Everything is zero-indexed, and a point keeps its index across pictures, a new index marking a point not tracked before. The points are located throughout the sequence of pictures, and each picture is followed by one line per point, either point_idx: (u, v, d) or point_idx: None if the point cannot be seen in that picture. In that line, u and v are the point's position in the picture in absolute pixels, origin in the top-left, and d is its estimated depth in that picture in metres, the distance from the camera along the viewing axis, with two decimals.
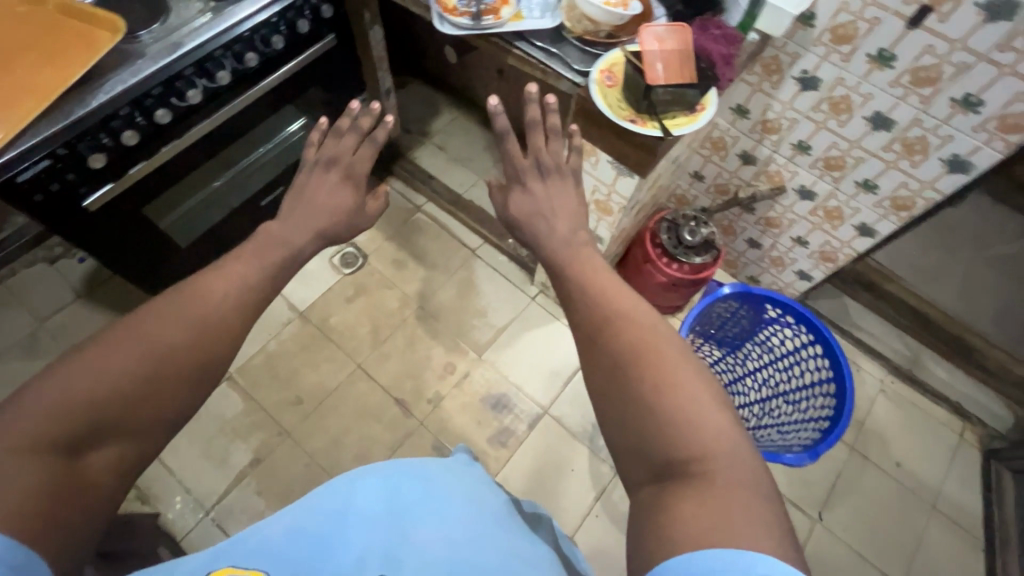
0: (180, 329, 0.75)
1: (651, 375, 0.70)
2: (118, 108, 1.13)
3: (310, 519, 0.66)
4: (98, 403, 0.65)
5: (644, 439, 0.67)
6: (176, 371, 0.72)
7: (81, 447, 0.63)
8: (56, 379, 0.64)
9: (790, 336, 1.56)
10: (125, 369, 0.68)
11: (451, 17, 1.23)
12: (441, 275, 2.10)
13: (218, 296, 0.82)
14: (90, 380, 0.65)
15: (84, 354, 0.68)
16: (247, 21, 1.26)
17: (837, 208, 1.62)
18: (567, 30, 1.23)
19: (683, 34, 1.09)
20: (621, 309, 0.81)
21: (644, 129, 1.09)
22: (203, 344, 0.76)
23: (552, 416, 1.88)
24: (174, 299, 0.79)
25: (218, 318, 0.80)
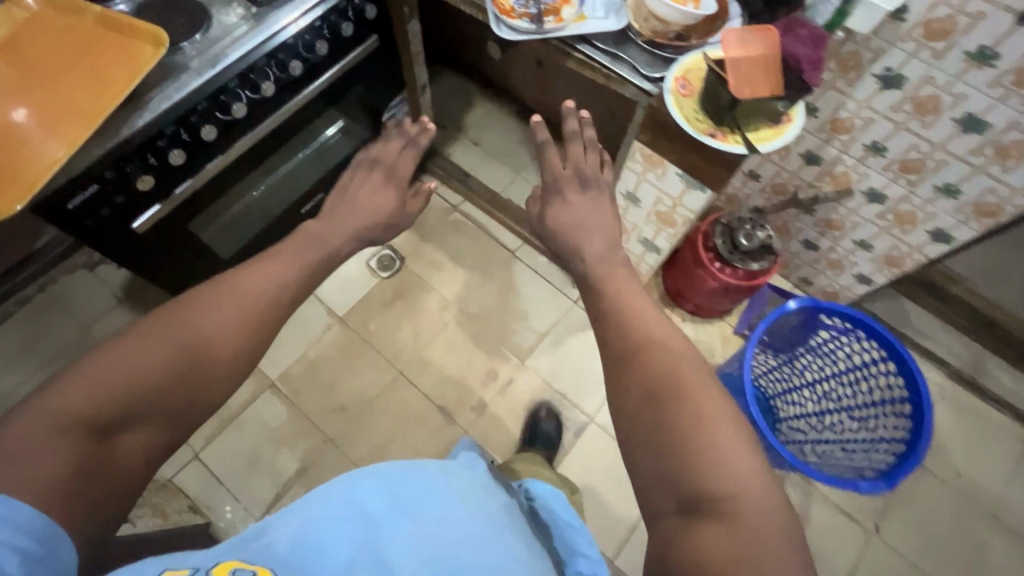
0: (208, 328, 0.80)
1: (681, 401, 0.73)
2: (164, 126, 1.08)
3: (313, 506, 0.65)
4: (126, 393, 0.69)
5: (666, 467, 0.69)
6: (201, 365, 0.77)
7: (109, 433, 0.68)
8: (99, 364, 0.69)
9: (856, 349, 1.45)
10: (154, 360, 0.73)
11: (509, 19, 1.14)
12: (481, 277, 2.04)
13: (243, 296, 0.87)
14: (129, 367, 0.70)
15: (116, 345, 0.72)
16: (290, 27, 1.20)
17: (910, 212, 1.51)
18: (632, 31, 1.14)
19: (769, 38, 0.99)
20: (649, 333, 0.84)
21: (726, 145, 1.01)
22: (228, 339, 0.82)
23: (598, 425, 1.84)
24: (203, 295, 0.84)
25: (244, 317, 0.85)
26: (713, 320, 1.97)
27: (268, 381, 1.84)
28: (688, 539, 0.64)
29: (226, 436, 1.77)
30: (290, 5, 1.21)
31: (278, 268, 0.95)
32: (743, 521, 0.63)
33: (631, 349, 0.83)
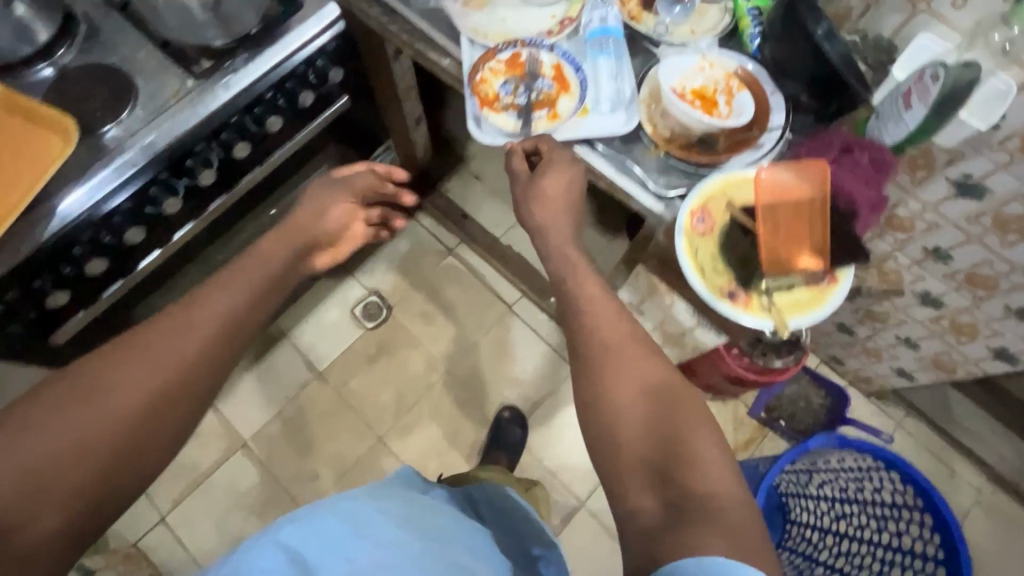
0: (116, 380, 0.69)
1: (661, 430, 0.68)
2: (75, 237, 0.93)
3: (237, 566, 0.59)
4: (57, 460, 0.63)
5: (661, 489, 0.64)
6: (110, 429, 0.66)
7: (34, 513, 0.61)
8: (22, 437, 0.63)
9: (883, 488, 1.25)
10: (54, 435, 0.63)
11: (492, 114, 0.93)
12: (473, 334, 1.87)
13: (171, 342, 0.73)
14: (59, 431, 0.64)
15: (15, 423, 0.64)
16: (234, 105, 1.01)
17: (970, 324, 1.28)
18: (646, 145, 0.92)
19: (817, 180, 0.77)
20: (633, 343, 0.76)
21: (741, 312, 0.80)
22: (145, 392, 0.69)
23: (588, 511, 1.69)
24: (124, 342, 0.72)
25: (167, 361, 0.72)
26: (723, 398, 1.76)
27: (241, 441, 1.74)
28: (684, 548, 0.58)
29: (194, 499, 1.68)
30: (232, 75, 1.00)
31: (222, 291, 0.81)
32: (725, 522, 0.60)
33: (614, 342, 0.76)
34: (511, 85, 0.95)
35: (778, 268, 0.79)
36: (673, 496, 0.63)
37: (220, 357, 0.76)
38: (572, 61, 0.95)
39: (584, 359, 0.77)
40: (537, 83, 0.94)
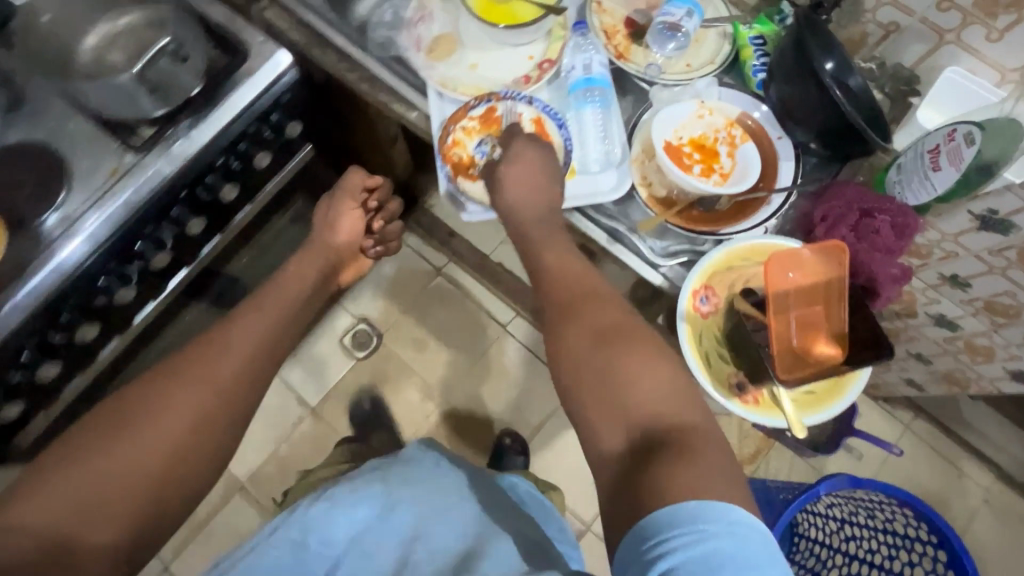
0: (168, 412, 0.67)
1: (616, 364, 0.61)
2: (20, 350, 0.86)
3: (299, 547, 0.73)
4: (108, 491, 0.61)
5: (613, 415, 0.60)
6: (172, 442, 0.66)
7: (76, 543, 0.58)
8: (74, 470, 0.61)
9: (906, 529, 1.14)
10: (125, 449, 0.63)
11: (467, 182, 0.83)
12: (468, 358, 1.81)
13: (218, 364, 0.74)
14: (125, 461, 0.63)
15: (78, 445, 0.63)
16: (183, 180, 0.90)
17: (986, 346, 1.21)
18: (641, 219, 0.82)
19: (840, 261, 0.70)
20: (576, 287, 0.69)
21: (752, 412, 0.73)
22: (203, 407, 0.69)
23: (595, 533, 1.68)
24: (177, 361, 0.73)
25: (215, 374, 0.73)
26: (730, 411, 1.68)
27: (238, 483, 1.71)
28: (649, 483, 0.53)
29: (197, 544, 1.67)
30: (176, 145, 0.87)
31: (266, 314, 0.85)
32: (696, 453, 0.55)
33: (575, 291, 0.69)
34: (488, 146, 0.85)
35: (795, 364, 0.71)
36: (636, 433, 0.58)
37: (257, 374, 0.77)
38: (553, 115, 0.84)
39: (544, 306, 0.70)
40: None
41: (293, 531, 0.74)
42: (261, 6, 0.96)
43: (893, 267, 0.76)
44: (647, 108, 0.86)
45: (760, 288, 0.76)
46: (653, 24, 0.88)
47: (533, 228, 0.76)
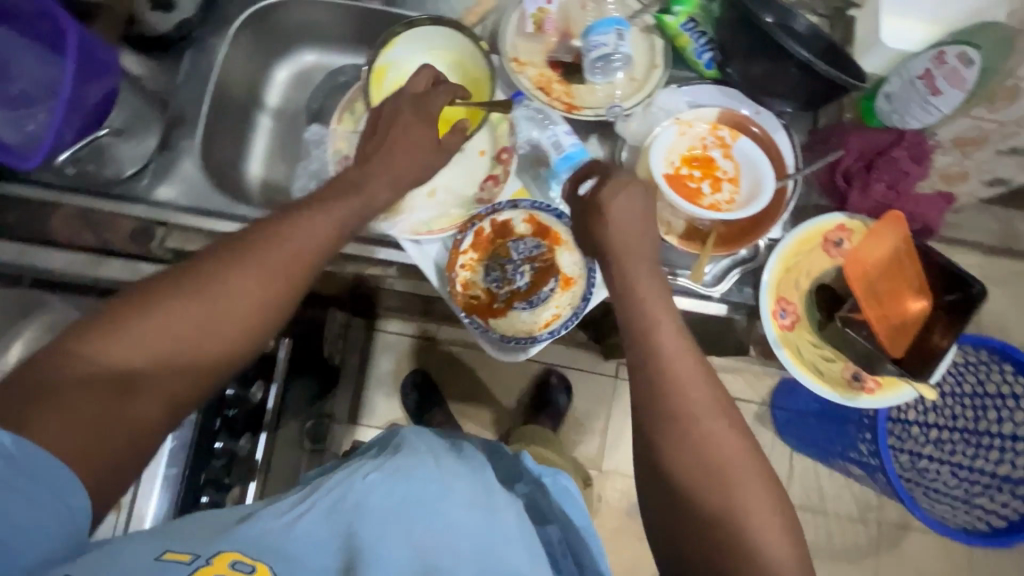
0: (245, 287, 0.55)
1: (712, 487, 0.53)
2: None
3: (325, 510, 0.52)
4: (164, 343, 0.52)
5: (678, 536, 0.54)
6: (234, 316, 0.55)
7: (131, 384, 0.50)
8: (138, 320, 0.51)
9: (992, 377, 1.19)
10: (183, 314, 0.53)
11: (494, 320, 0.74)
12: (505, 407, 1.60)
13: (287, 246, 0.58)
14: (192, 316, 0.53)
15: (146, 294, 0.53)
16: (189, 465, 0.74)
17: None
18: (687, 270, 0.75)
19: (894, 228, 0.68)
20: (680, 384, 0.56)
21: (876, 398, 0.72)
22: (272, 286, 0.57)
23: None
24: (247, 239, 0.58)
25: (293, 267, 0.58)
26: None
27: None
28: None
29: None
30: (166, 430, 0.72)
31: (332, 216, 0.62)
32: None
33: (656, 332, 0.59)
34: (494, 272, 0.76)
35: (895, 334, 0.70)
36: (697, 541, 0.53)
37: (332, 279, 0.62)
38: (545, 206, 0.76)
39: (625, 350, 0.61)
40: (522, 253, 0.76)
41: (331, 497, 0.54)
42: (157, 238, 0.79)
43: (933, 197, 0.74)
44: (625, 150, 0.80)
45: (823, 278, 0.75)
46: (585, 59, 0.79)
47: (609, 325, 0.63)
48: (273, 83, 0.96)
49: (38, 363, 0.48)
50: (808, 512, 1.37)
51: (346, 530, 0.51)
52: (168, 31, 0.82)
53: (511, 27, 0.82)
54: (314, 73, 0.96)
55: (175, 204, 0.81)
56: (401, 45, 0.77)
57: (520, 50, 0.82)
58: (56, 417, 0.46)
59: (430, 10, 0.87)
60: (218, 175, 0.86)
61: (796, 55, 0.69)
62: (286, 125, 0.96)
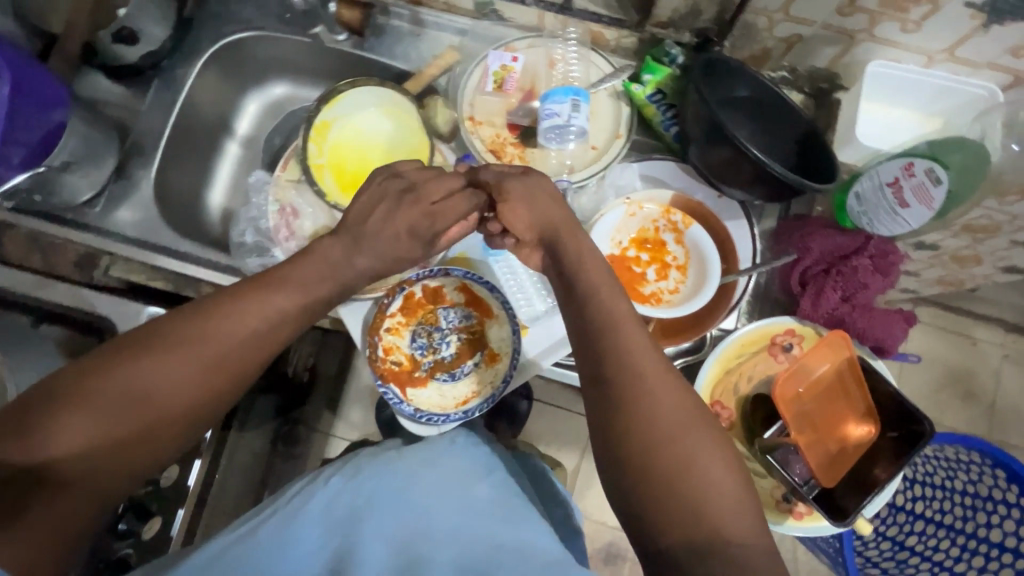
0: (192, 374, 0.52)
1: (665, 451, 0.48)
2: None
3: (293, 520, 0.57)
4: (101, 434, 0.49)
5: (639, 504, 0.48)
6: (164, 410, 0.51)
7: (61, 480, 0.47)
8: (76, 410, 0.48)
9: (983, 480, 1.00)
10: (110, 409, 0.49)
11: (414, 391, 0.72)
12: None
13: (238, 313, 0.55)
14: (135, 401, 0.50)
15: (85, 384, 0.49)
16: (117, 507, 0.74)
17: (972, 255, 1.14)
18: None
19: (835, 345, 0.64)
20: (630, 359, 0.52)
21: (803, 524, 0.67)
22: (218, 371, 0.53)
23: None
24: (191, 315, 0.54)
25: (246, 335, 0.55)
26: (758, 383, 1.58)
27: None
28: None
29: None
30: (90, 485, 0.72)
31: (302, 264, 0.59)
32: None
33: (613, 310, 0.55)
34: (421, 338, 0.74)
35: (832, 462, 0.64)
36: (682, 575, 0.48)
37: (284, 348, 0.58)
38: (478, 277, 0.74)
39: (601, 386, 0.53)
40: (451, 322, 0.74)
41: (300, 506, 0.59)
42: (103, 266, 0.81)
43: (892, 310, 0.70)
44: None
45: (765, 382, 0.70)
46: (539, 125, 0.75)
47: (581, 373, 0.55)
48: (243, 114, 0.95)
49: None
50: None
51: (340, 529, 0.57)
52: (137, 61, 0.82)
53: (471, 84, 0.79)
54: (285, 104, 0.96)
55: (122, 235, 0.82)
56: (349, 102, 0.75)
57: (477, 109, 0.78)
58: None
59: (397, 57, 0.85)
60: (173, 206, 0.87)
61: (747, 149, 0.64)
62: (253, 154, 0.96)
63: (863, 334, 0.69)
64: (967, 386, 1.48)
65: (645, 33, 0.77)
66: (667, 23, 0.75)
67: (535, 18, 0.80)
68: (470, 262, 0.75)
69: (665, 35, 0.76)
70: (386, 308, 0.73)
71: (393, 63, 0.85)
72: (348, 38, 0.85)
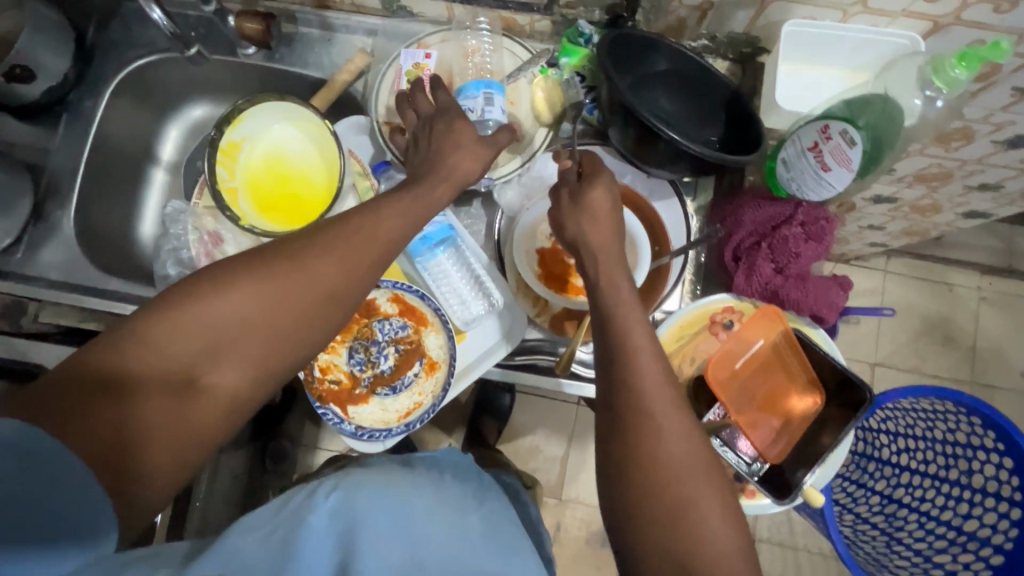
0: (315, 282, 0.51)
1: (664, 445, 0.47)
2: None
3: (294, 531, 0.49)
4: (222, 337, 0.48)
5: (624, 482, 0.48)
6: (292, 317, 0.51)
7: (189, 378, 0.47)
8: (210, 309, 0.48)
9: (961, 428, 0.95)
10: (245, 302, 0.49)
11: (355, 409, 0.70)
12: None
13: (334, 248, 0.52)
14: (253, 309, 0.49)
15: (223, 280, 0.49)
16: None
17: (931, 204, 1.11)
18: (556, 358, 0.71)
19: (775, 322, 0.64)
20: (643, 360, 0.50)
21: (756, 503, 0.67)
22: (333, 283, 0.52)
23: None
24: (314, 234, 0.54)
25: (355, 259, 0.53)
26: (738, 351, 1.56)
27: None
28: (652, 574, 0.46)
29: None
30: None
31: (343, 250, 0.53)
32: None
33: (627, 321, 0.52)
34: (359, 353, 0.72)
35: (773, 436, 0.64)
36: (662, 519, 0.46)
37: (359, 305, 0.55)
38: (409, 287, 0.72)
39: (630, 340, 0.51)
40: (387, 334, 0.72)
41: (300, 517, 0.50)
42: (31, 313, 0.78)
43: (826, 277, 0.68)
44: (500, 220, 0.75)
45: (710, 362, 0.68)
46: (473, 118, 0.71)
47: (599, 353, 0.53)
48: (165, 140, 0.92)
49: (102, 347, 0.46)
50: (773, 546, 1.28)
51: (341, 540, 0.49)
52: (40, 97, 0.79)
53: (385, 87, 0.76)
54: (207, 124, 0.93)
55: (49, 279, 0.79)
56: (256, 119, 0.74)
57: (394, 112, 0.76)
58: (102, 410, 0.44)
59: (310, 65, 0.82)
60: (100, 244, 0.84)
61: (660, 130, 0.62)
62: (179, 180, 0.93)
63: (800, 305, 0.67)
64: (946, 331, 1.45)
65: (556, 15, 0.75)
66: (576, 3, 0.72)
67: (443, 10, 0.77)
68: (402, 272, 0.74)
69: (575, 15, 0.74)
70: None
71: (306, 72, 0.82)
72: (257, 51, 0.82)
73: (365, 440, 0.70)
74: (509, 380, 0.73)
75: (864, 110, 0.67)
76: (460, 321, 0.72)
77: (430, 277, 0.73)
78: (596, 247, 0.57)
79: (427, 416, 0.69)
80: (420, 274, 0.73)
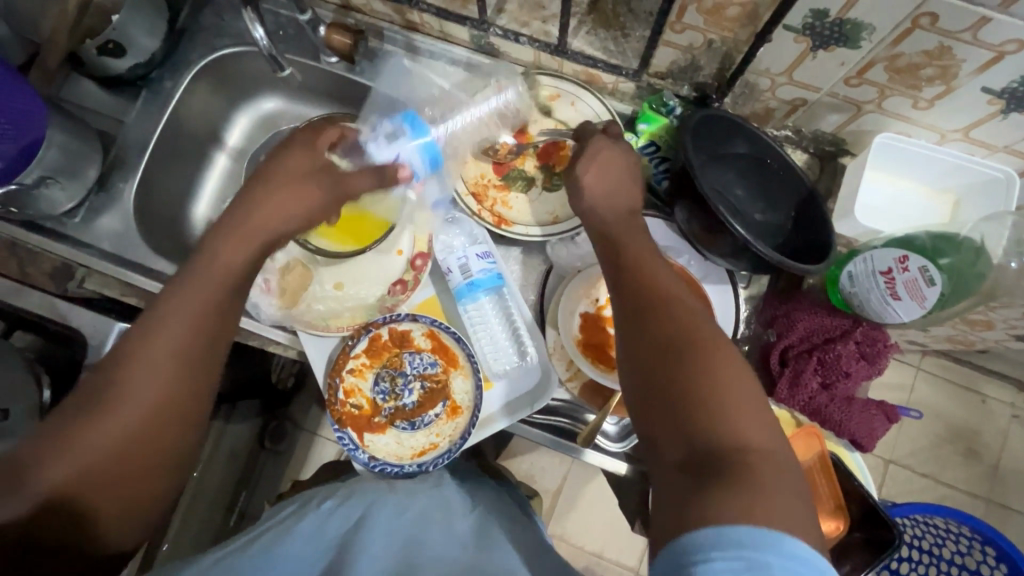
0: (202, 316, 0.56)
1: (694, 354, 0.46)
2: None
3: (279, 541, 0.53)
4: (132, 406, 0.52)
5: (659, 393, 0.46)
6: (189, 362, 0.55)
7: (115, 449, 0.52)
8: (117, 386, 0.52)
9: (972, 554, 0.90)
10: (143, 370, 0.53)
11: (371, 440, 0.70)
12: None
13: (220, 281, 0.57)
14: (156, 369, 0.53)
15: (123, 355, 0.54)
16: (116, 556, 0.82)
17: (985, 319, 1.06)
18: (581, 427, 0.71)
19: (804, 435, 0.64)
20: (662, 287, 0.51)
21: None
22: (215, 317, 0.56)
23: None
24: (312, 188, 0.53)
25: None
26: None
27: None
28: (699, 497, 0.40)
29: None
30: None
31: None
32: (764, 487, 0.40)
33: (645, 262, 0.54)
34: (384, 381, 0.72)
35: None
36: (675, 405, 0.45)
37: None
38: (446, 326, 0.71)
39: (626, 280, 0.53)
40: (416, 368, 0.72)
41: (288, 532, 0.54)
42: (78, 278, 0.82)
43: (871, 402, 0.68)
44: (549, 274, 0.75)
45: None
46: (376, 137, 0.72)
47: (622, 287, 0.54)
48: (233, 126, 0.94)
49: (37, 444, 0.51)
50: None
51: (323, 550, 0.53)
52: (125, 72, 0.81)
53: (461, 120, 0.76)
54: (277, 119, 0.94)
55: (99, 248, 0.80)
56: None
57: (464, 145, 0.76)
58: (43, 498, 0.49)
59: (387, 83, 0.82)
60: (153, 220, 0.85)
61: (731, 224, 0.61)
62: (241, 169, 0.94)
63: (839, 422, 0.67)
64: (970, 443, 1.38)
65: (643, 82, 0.73)
66: (666, 74, 0.71)
67: (530, 54, 0.76)
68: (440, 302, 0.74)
69: (663, 85, 0.73)
70: (348, 350, 0.71)
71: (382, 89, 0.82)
72: (340, 61, 0.82)
73: (377, 468, 0.69)
74: (528, 436, 0.73)
75: (951, 250, 0.65)
76: (493, 369, 0.72)
77: (470, 316, 0.72)
78: (633, 263, 0.55)
79: (441, 463, 0.69)
80: (463, 312, 0.72)
